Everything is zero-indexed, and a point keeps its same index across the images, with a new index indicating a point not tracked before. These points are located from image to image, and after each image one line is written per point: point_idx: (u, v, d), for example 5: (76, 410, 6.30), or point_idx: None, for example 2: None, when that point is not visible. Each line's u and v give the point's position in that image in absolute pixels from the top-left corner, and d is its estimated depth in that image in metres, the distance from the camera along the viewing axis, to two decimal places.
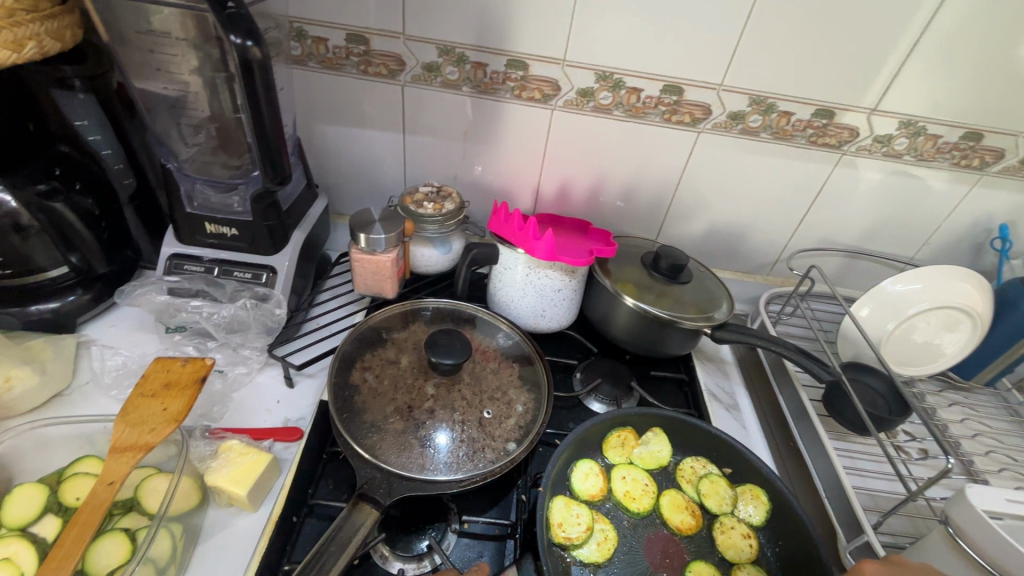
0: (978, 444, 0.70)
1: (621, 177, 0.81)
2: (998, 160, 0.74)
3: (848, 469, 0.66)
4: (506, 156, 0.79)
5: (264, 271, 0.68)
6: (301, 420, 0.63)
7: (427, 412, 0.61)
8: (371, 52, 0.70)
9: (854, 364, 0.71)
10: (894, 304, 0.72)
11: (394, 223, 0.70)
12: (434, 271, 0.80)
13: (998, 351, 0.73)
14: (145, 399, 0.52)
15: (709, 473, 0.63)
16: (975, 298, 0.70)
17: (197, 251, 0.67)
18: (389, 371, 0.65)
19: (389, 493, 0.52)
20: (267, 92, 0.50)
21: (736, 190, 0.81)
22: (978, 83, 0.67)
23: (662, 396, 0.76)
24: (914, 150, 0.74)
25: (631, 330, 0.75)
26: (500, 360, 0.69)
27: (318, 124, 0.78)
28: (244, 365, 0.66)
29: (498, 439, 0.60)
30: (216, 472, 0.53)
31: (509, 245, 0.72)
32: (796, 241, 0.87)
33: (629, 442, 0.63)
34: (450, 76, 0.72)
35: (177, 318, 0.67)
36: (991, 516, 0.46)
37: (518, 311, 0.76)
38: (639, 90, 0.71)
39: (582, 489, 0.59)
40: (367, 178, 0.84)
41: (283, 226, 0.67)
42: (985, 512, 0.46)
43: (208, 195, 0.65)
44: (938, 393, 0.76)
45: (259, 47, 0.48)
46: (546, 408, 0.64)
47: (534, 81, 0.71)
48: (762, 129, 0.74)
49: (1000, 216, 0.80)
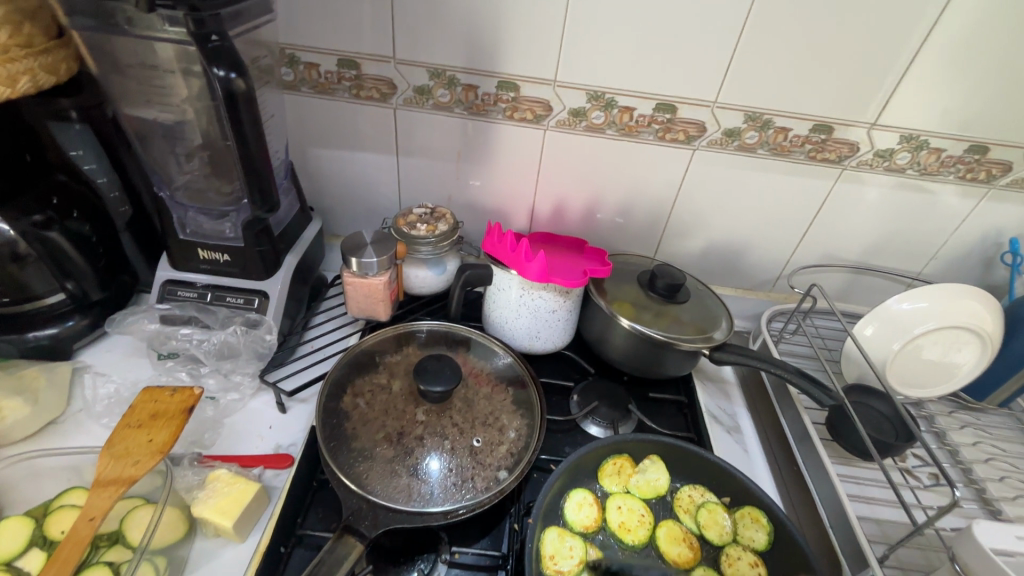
0: (992, 469, 0.67)
1: (617, 194, 0.80)
2: (1006, 173, 0.72)
3: (854, 496, 0.64)
4: (500, 175, 0.79)
5: (256, 296, 0.67)
6: (292, 446, 0.63)
7: (417, 439, 0.60)
8: (362, 76, 0.70)
9: (859, 386, 0.68)
10: (900, 323, 0.68)
11: (386, 245, 0.70)
12: (429, 292, 0.80)
13: (1011, 372, 0.70)
14: (132, 429, 0.51)
15: (708, 501, 0.60)
16: (984, 317, 0.67)
17: (191, 276, 0.67)
18: (380, 397, 0.65)
19: (374, 525, 0.51)
20: (253, 123, 0.51)
21: (735, 206, 0.80)
22: (982, 95, 0.66)
23: (661, 419, 0.75)
24: (916, 164, 0.73)
25: (628, 352, 0.74)
26: (494, 384, 0.69)
27: (311, 147, 0.78)
28: (236, 391, 0.66)
29: (489, 467, 0.59)
30: (203, 503, 0.53)
31: (502, 267, 0.71)
32: (797, 257, 0.85)
33: (626, 470, 0.62)
34: (442, 99, 0.72)
35: (168, 345, 0.66)
36: (1000, 554, 0.43)
37: (512, 333, 0.75)
38: (632, 109, 0.70)
39: (576, 520, 0.57)
40: (361, 200, 0.84)
41: (276, 251, 0.67)
42: (993, 550, 0.43)
43: (200, 221, 0.66)
44: (950, 414, 0.74)
45: (243, 79, 0.48)
46: (539, 434, 0.63)
47: (525, 102, 0.71)
48: (759, 145, 0.73)
49: (1009, 230, 0.78)
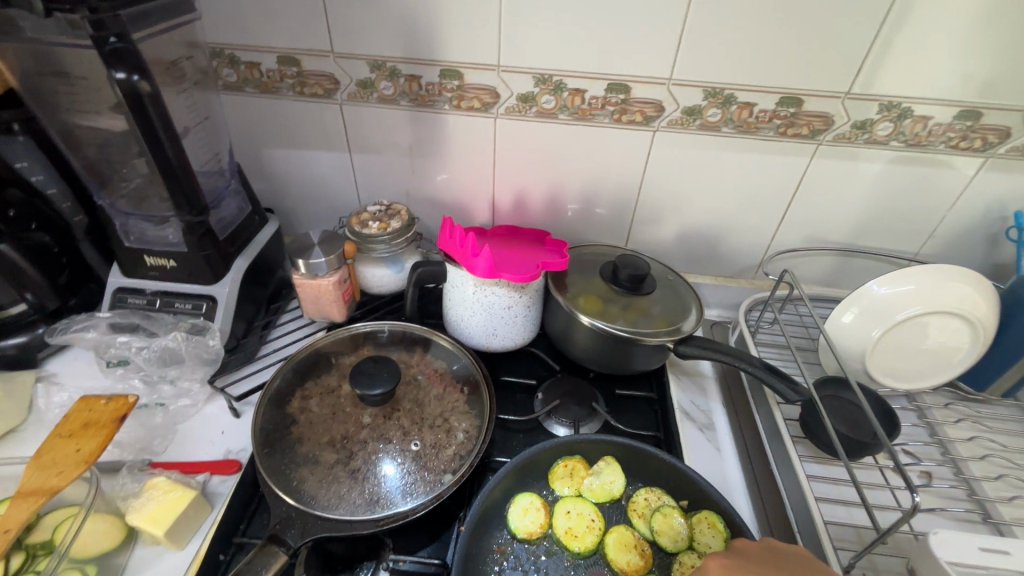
0: (990, 465, 0.61)
1: (578, 182, 0.76)
2: (1004, 139, 0.65)
3: (830, 499, 0.59)
4: (456, 168, 0.76)
5: (204, 301, 0.67)
6: (242, 452, 0.62)
7: (360, 443, 0.59)
8: (304, 72, 0.68)
9: (835, 379, 0.63)
10: (882, 309, 0.61)
11: (334, 244, 0.69)
12: (388, 291, 0.78)
13: (1015, 357, 0.63)
14: (61, 439, 0.51)
15: (663, 505, 0.57)
16: (978, 302, 0.59)
17: (140, 283, 0.67)
18: (328, 400, 0.64)
19: (301, 534, 0.50)
20: (163, 123, 0.51)
21: (706, 190, 0.75)
22: (967, 54, 0.59)
23: (629, 418, 0.71)
24: (901, 135, 0.66)
25: (592, 349, 0.71)
26: (447, 384, 0.67)
27: (265, 148, 0.77)
28: (187, 397, 0.65)
29: (432, 471, 0.57)
30: (137, 511, 0.52)
31: (454, 263, 0.69)
32: (779, 241, 0.80)
33: (579, 472, 0.59)
34: (386, 91, 0.69)
35: (112, 354, 0.65)
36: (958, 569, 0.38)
37: (469, 331, 0.72)
38: (582, 91, 0.67)
39: (520, 527, 0.54)
40: (320, 200, 0.83)
41: (223, 254, 0.66)
42: (951, 565, 0.38)
43: (144, 228, 0.66)
44: (946, 406, 0.68)
45: (148, 81, 0.48)
46: (487, 436, 0.60)
47: (471, 90, 0.68)
48: (723, 123, 0.68)
49: (1015, 202, 0.71)
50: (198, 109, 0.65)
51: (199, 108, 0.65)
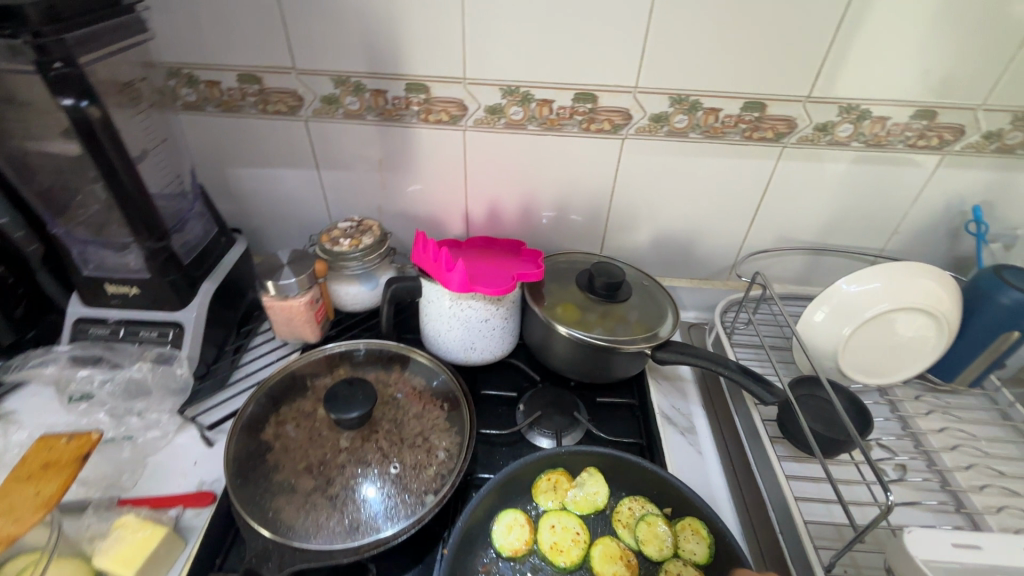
0: (962, 455, 0.63)
1: (551, 191, 0.76)
2: (959, 137, 0.67)
3: (810, 498, 0.60)
4: (427, 181, 0.76)
5: (170, 328, 0.65)
6: (216, 482, 0.60)
7: (338, 467, 0.58)
8: (266, 90, 0.67)
9: (811, 378, 0.64)
10: (853, 306, 0.62)
11: (304, 264, 0.67)
12: (363, 308, 0.77)
13: (978, 348, 0.65)
14: (19, 483, 0.49)
15: (647, 514, 0.56)
16: (943, 299, 0.61)
17: (102, 313, 0.64)
18: (304, 424, 0.62)
19: (278, 566, 0.50)
20: (118, 149, 0.50)
21: (677, 195, 0.76)
22: (919, 56, 0.61)
23: (612, 426, 0.71)
24: (861, 135, 0.68)
25: (571, 358, 0.70)
26: (427, 402, 0.66)
27: (230, 167, 0.75)
28: (157, 428, 0.63)
29: (413, 492, 0.56)
30: (103, 553, 0.49)
31: (428, 278, 0.68)
32: (750, 242, 0.81)
33: (562, 485, 0.58)
34: (352, 106, 0.68)
35: (75, 388, 0.63)
36: (933, 568, 0.38)
37: (447, 346, 0.72)
38: (550, 101, 0.67)
39: (505, 545, 0.54)
40: (289, 218, 0.81)
41: (188, 279, 0.64)
42: (926, 564, 0.38)
43: (103, 256, 0.63)
44: (917, 398, 0.69)
45: (98, 106, 0.47)
46: (468, 454, 0.60)
47: (438, 103, 0.67)
48: (690, 129, 0.68)
49: (972, 197, 0.73)
50: (157, 131, 0.63)
51: (158, 129, 0.63)
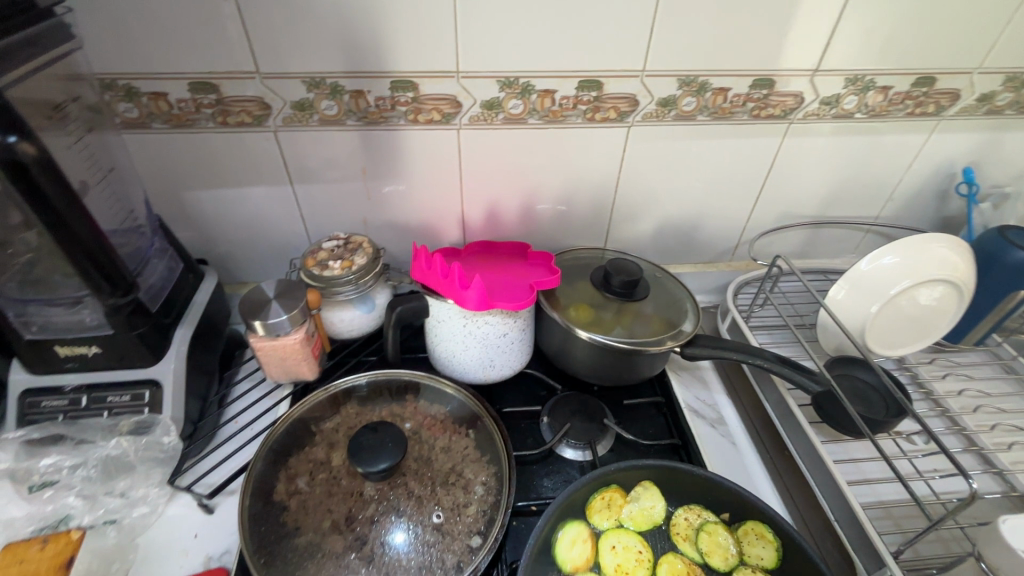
0: (982, 415, 0.64)
1: (553, 186, 0.71)
2: (954, 102, 0.68)
3: (854, 480, 0.60)
4: (418, 188, 0.69)
5: (146, 388, 0.56)
6: (225, 555, 0.53)
7: (371, 520, 0.51)
8: (225, 99, 0.57)
9: (842, 358, 0.65)
10: (878, 283, 0.62)
11: (294, 296, 0.59)
12: (360, 334, 0.70)
13: (987, 310, 0.67)
14: None
15: (706, 522, 0.55)
16: (962, 270, 0.62)
17: (56, 381, 0.54)
18: (321, 475, 0.55)
19: None
20: (59, 188, 0.41)
21: (684, 180, 0.72)
22: (923, 21, 0.60)
23: (641, 428, 0.68)
24: (864, 106, 0.67)
25: (595, 364, 0.67)
26: (451, 431, 0.61)
27: (185, 190, 0.65)
28: (144, 504, 0.54)
29: (459, 537, 0.51)
30: None
31: (437, 296, 0.61)
32: (754, 222, 0.79)
33: (617, 501, 0.55)
34: (328, 111, 0.60)
35: (36, 478, 0.52)
36: None
37: (462, 366, 0.66)
38: (552, 92, 0.61)
39: (568, 560, 0.51)
40: (260, 240, 0.72)
41: (159, 329, 0.55)
42: None
43: (48, 314, 0.52)
44: (930, 362, 0.71)
45: (30, 141, 0.38)
46: (509, 485, 0.55)
47: (428, 101, 0.60)
48: (698, 111, 0.65)
49: (963, 159, 0.74)
50: (99, 160, 0.53)
51: (99, 158, 0.53)
